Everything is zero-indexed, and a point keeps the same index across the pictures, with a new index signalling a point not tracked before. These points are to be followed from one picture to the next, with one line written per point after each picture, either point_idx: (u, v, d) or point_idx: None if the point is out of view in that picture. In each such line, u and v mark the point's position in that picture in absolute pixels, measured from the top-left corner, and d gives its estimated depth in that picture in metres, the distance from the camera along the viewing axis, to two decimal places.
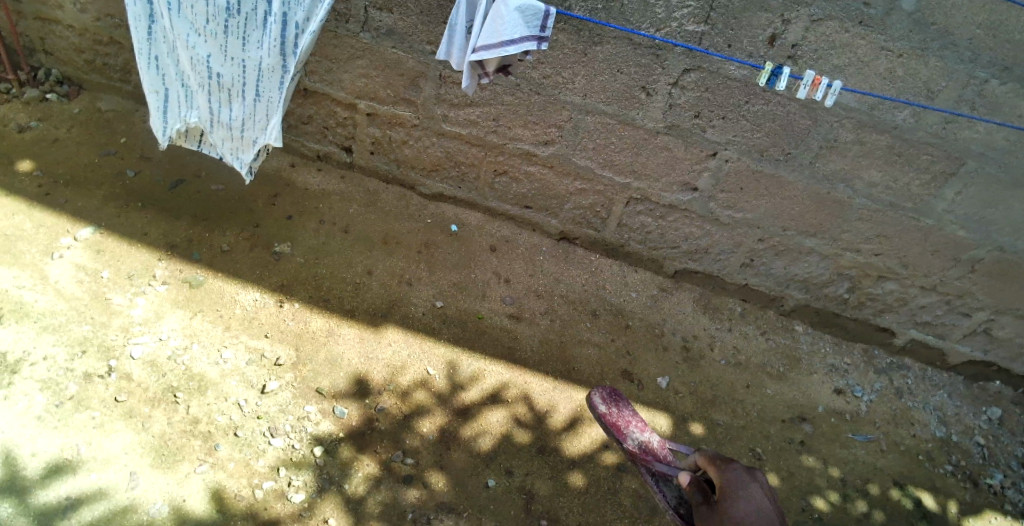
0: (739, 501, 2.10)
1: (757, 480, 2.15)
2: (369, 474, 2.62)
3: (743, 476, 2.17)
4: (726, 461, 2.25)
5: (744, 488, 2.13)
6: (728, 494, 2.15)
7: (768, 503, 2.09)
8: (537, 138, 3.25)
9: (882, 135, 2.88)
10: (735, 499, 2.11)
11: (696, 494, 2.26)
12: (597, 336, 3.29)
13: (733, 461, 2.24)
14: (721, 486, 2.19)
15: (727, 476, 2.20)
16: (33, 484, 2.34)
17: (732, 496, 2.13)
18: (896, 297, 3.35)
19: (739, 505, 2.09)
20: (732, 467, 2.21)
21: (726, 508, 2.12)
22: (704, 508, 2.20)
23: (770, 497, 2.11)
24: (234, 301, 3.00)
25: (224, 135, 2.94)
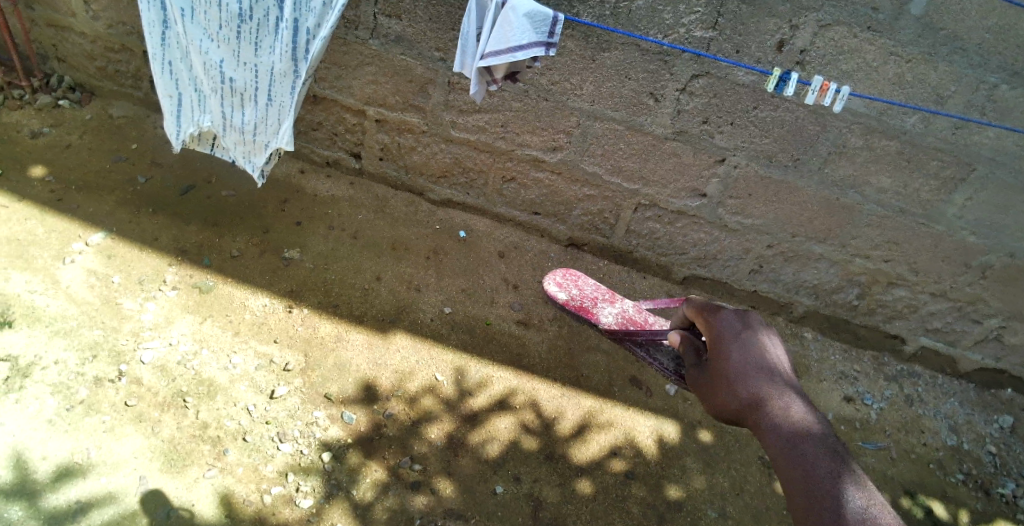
0: (738, 351, 1.98)
1: (756, 328, 2.04)
2: (377, 480, 2.62)
3: (738, 322, 2.05)
4: (715, 309, 2.12)
5: (739, 336, 2.01)
6: (720, 341, 2.02)
7: (768, 349, 2.00)
8: (545, 144, 3.26)
9: (891, 141, 2.87)
10: (732, 349, 1.99)
11: (688, 349, 2.14)
12: (605, 342, 3.29)
13: (723, 308, 2.11)
14: (711, 335, 2.06)
15: (720, 325, 2.06)
16: (44, 488, 2.36)
17: (730, 346, 2.00)
18: (906, 304, 3.33)
19: (739, 353, 1.98)
20: (724, 315, 2.08)
21: (719, 355, 2.00)
22: (693, 365, 2.07)
23: (768, 341, 2.02)
24: (243, 306, 3.01)
25: (236, 140, 2.96)
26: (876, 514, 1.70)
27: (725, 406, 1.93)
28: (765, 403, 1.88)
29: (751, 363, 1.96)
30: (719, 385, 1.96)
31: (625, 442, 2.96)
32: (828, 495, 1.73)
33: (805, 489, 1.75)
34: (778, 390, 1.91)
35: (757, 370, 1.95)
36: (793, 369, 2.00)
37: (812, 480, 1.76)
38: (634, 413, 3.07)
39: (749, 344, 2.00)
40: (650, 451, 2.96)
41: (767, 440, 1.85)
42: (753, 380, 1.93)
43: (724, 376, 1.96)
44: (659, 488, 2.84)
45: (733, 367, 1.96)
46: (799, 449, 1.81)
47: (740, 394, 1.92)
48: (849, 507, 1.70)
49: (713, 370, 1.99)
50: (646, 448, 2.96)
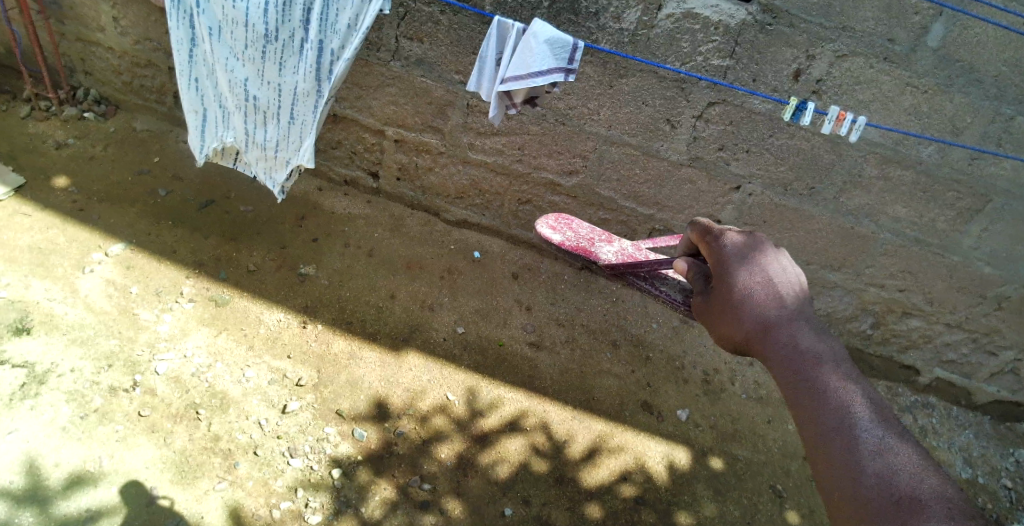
0: (743, 273, 1.78)
1: (764, 248, 1.84)
2: (386, 498, 2.62)
3: (743, 244, 1.84)
4: (719, 232, 1.89)
5: (743, 257, 1.82)
6: (728, 266, 1.81)
7: (777, 269, 1.80)
8: (561, 167, 3.30)
9: (907, 171, 2.88)
10: (738, 271, 1.79)
11: (695, 277, 1.92)
12: (617, 366, 3.28)
13: (727, 230, 1.89)
14: (721, 261, 1.83)
15: (724, 248, 1.85)
16: (56, 495, 2.36)
17: (733, 268, 1.80)
18: (921, 334, 3.32)
19: (744, 275, 1.78)
20: (728, 236, 1.87)
21: (729, 281, 1.79)
22: (699, 293, 1.87)
23: (777, 258, 1.82)
24: (258, 321, 3.03)
25: (259, 156, 3.02)
26: (891, 442, 1.57)
27: (727, 334, 1.76)
28: (770, 330, 1.71)
29: (757, 285, 1.77)
30: (722, 310, 1.78)
31: (636, 467, 2.94)
32: (840, 424, 1.59)
33: (814, 418, 1.62)
34: (786, 312, 1.73)
35: (764, 292, 1.76)
36: (806, 289, 1.80)
37: (823, 409, 1.62)
38: (645, 438, 3.05)
39: (755, 265, 1.80)
40: (660, 476, 2.93)
41: (774, 365, 1.70)
42: (759, 305, 1.74)
43: (726, 299, 1.77)
44: (669, 514, 2.82)
45: (736, 291, 1.77)
46: (809, 376, 1.65)
47: (744, 319, 1.74)
48: (861, 435, 1.58)
49: (715, 295, 1.81)
50: (657, 474, 2.94)
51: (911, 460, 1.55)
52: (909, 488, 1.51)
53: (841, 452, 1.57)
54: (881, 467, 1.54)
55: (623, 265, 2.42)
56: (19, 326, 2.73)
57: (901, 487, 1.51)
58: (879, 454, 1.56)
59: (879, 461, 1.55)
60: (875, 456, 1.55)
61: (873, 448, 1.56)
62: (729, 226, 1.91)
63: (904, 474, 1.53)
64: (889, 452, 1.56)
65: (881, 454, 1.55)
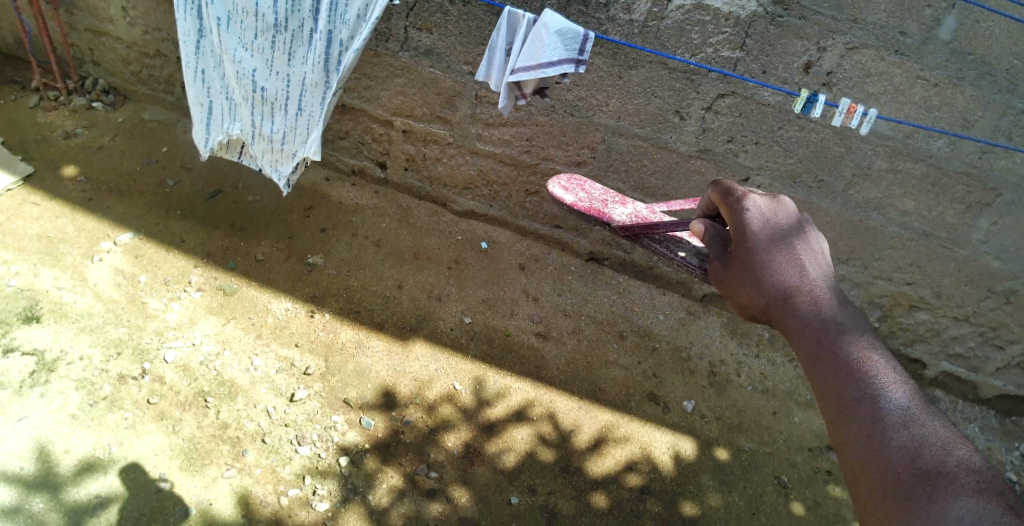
0: (765, 241, 1.75)
1: (786, 214, 1.81)
2: (394, 486, 2.63)
3: (766, 209, 1.81)
4: (741, 197, 1.86)
5: (765, 222, 1.78)
6: (749, 232, 1.78)
7: (799, 236, 1.76)
8: (570, 158, 3.31)
9: (917, 164, 2.88)
10: (759, 237, 1.76)
11: (713, 242, 1.87)
12: (623, 357, 3.30)
13: (750, 194, 1.86)
14: (741, 228, 1.79)
15: (745, 212, 1.81)
16: (66, 481, 2.36)
17: (754, 234, 1.77)
18: (928, 328, 3.32)
19: (764, 240, 1.75)
20: (750, 200, 1.83)
21: (749, 247, 1.75)
22: (717, 259, 1.83)
23: (800, 224, 1.79)
24: (266, 310, 3.04)
25: (265, 148, 3.02)
26: (916, 412, 1.51)
27: (747, 300, 1.72)
28: (791, 296, 1.67)
29: (778, 251, 1.73)
30: (740, 275, 1.74)
31: (641, 458, 2.95)
32: (862, 392, 1.54)
33: (835, 387, 1.57)
34: (808, 279, 1.69)
35: (785, 257, 1.72)
36: (828, 257, 1.77)
37: (844, 377, 1.56)
38: (651, 428, 3.07)
39: (776, 231, 1.77)
40: (666, 467, 2.95)
41: (793, 333, 1.65)
42: (779, 271, 1.70)
43: (745, 264, 1.74)
44: (675, 504, 2.83)
45: (756, 255, 1.73)
46: (830, 344, 1.60)
47: (764, 285, 1.70)
48: (885, 406, 1.52)
49: (736, 260, 1.77)
50: (663, 464, 2.95)
51: (938, 432, 1.49)
52: (935, 460, 1.45)
53: (864, 422, 1.52)
54: (907, 438, 1.48)
55: (638, 226, 2.43)
56: (28, 315, 2.73)
57: (927, 459, 1.45)
58: (904, 426, 1.50)
59: (903, 432, 1.49)
60: (899, 428, 1.49)
61: (897, 419, 1.50)
62: (751, 193, 1.88)
63: (930, 445, 1.47)
64: (914, 423, 1.50)
65: (905, 425, 1.49)
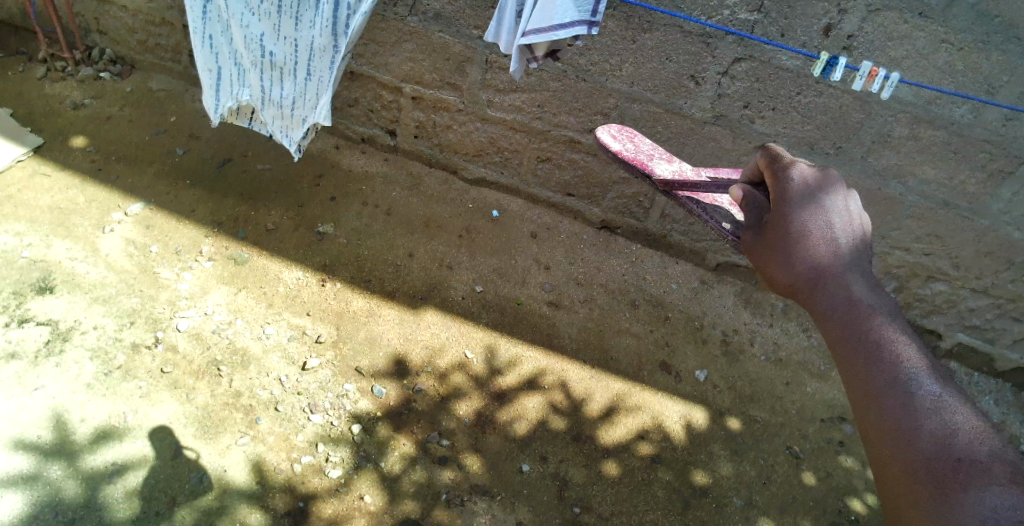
0: (802, 216, 1.55)
1: (833, 186, 1.59)
2: (406, 453, 2.66)
3: (811, 181, 1.60)
4: (785, 164, 1.65)
5: (807, 194, 1.58)
6: (786, 203, 1.58)
7: (842, 213, 1.55)
8: (582, 125, 3.26)
9: (939, 131, 2.78)
10: (795, 211, 1.56)
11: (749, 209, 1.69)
12: (636, 326, 3.28)
13: (797, 163, 1.64)
14: (779, 199, 1.60)
15: (787, 181, 1.61)
16: (83, 449, 2.38)
17: (791, 207, 1.57)
18: (944, 299, 3.26)
19: (802, 213, 1.55)
20: (796, 169, 1.62)
21: (783, 220, 1.56)
22: (749, 230, 1.64)
23: (845, 199, 1.58)
24: (277, 279, 3.04)
25: (276, 113, 3.00)
26: (947, 400, 1.38)
27: (777, 276, 1.54)
28: (823, 279, 1.49)
29: (815, 226, 1.53)
30: (772, 248, 1.55)
31: (653, 426, 2.96)
32: (890, 378, 1.40)
33: (862, 373, 1.42)
34: (845, 260, 1.50)
35: (820, 236, 1.52)
36: (870, 238, 1.55)
37: (872, 362, 1.41)
38: (662, 397, 3.06)
39: (817, 204, 1.56)
40: (678, 436, 2.95)
41: (822, 315, 1.48)
42: (815, 248, 1.51)
43: (779, 238, 1.55)
44: (686, 473, 2.84)
45: (791, 229, 1.54)
46: (859, 328, 1.44)
47: (797, 259, 1.51)
48: (915, 392, 1.38)
49: (767, 234, 1.58)
50: (674, 433, 2.96)
51: (969, 421, 1.36)
52: (966, 448, 1.32)
53: (892, 410, 1.38)
54: (938, 425, 1.35)
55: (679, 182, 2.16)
56: (42, 285, 2.75)
57: (958, 449, 1.32)
58: (932, 414, 1.36)
59: (934, 419, 1.36)
60: (930, 416, 1.36)
61: (928, 406, 1.37)
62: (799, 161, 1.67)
63: (961, 434, 1.34)
64: (945, 411, 1.36)
65: (936, 413, 1.36)
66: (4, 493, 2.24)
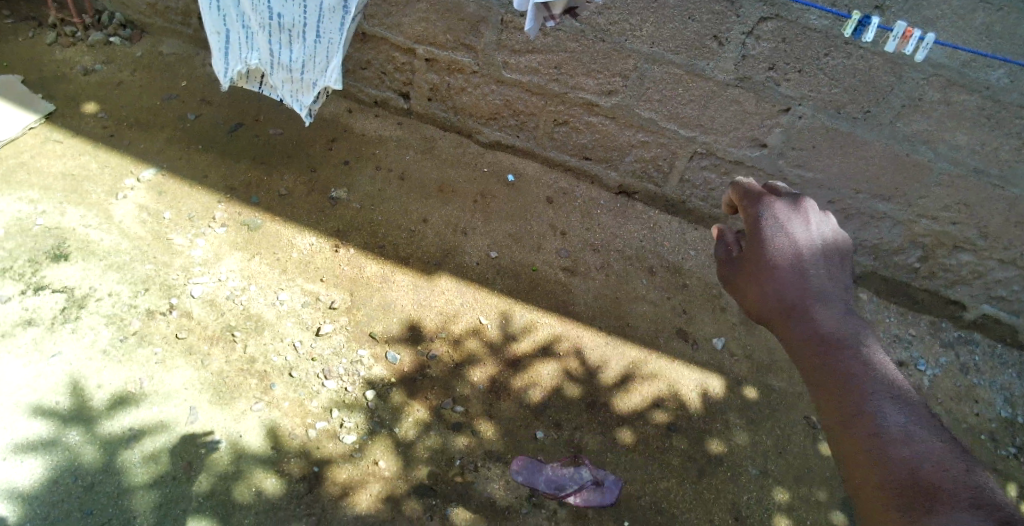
0: (775, 252, 1.78)
1: (805, 224, 1.80)
2: (420, 419, 2.67)
3: (782, 217, 1.81)
4: (758, 197, 1.87)
5: (780, 229, 1.79)
6: (758, 239, 1.80)
7: (813, 244, 1.78)
8: (600, 87, 3.16)
9: (972, 96, 2.66)
10: (768, 248, 1.78)
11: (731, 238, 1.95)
12: (652, 293, 3.24)
13: (769, 197, 1.85)
14: (750, 232, 1.83)
15: (759, 216, 1.83)
16: (100, 415, 2.42)
17: (763, 242, 1.79)
18: (971, 270, 3.15)
19: (775, 247, 1.78)
20: (768, 206, 1.83)
21: (756, 255, 1.80)
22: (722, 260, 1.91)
23: (818, 232, 1.80)
24: (291, 245, 3.03)
25: (284, 77, 2.96)
26: (914, 429, 1.60)
27: (752, 304, 1.80)
28: (795, 311, 1.74)
29: (787, 260, 1.77)
30: (741, 276, 1.82)
31: (668, 394, 2.94)
32: (861, 408, 1.64)
33: (836, 403, 1.67)
34: (815, 290, 1.74)
35: (793, 273, 1.76)
36: (840, 272, 1.77)
37: (845, 393, 1.66)
38: (679, 365, 3.03)
39: (788, 237, 1.78)
40: (693, 404, 2.93)
41: (797, 345, 1.74)
42: (789, 282, 1.76)
43: (750, 271, 1.80)
44: (701, 442, 2.83)
45: (763, 264, 1.78)
46: (831, 360, 1.69)
47: (766, 292, 1.77)
48: (882, 421, 1.62)
49: (743, 267, 1.82)
50: (690, 401, 2.94)
51: (935, 447, 1.57)
52: (932, 473, 1.52)
53: (863, 437, 1.62)
54: (903, 452, 1.57)
55: None
56: (56, 253, 2.77)
57: (923, 472, 1.53)
58: (899, 440, 1.59)
59: (898, 445, 1.58)
60: (897, 442, 1.59)
61: (895, 434, 1.60)
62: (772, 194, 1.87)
63: (926, 460, 1.55)
64: (911, 438, 1.59)
65: (902, 440, 1.58)
66: (25, 458, 2.30)
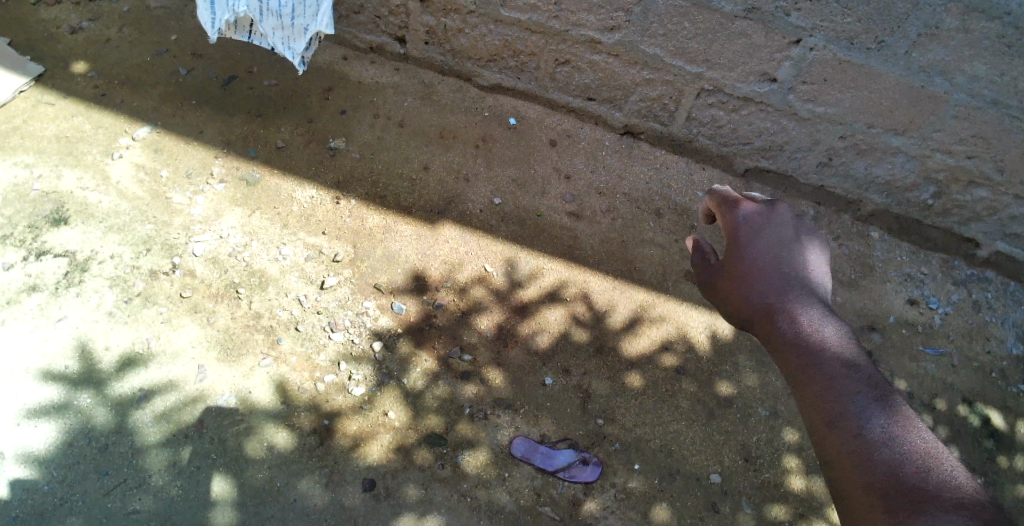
0: (753, 254, 1.79)
1: (782, 228, 1.82)
2: (428, 369, 2.69)
3: (760, 221, 1.83)
4: (736, 204, 1.89)
5: (759, 232, 1.82)
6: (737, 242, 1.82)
7: (792, 245, 1.80)
8: (603, 24, 3.04)
9: (992, 22, 2.52)
10: (747, 250, 1.79)
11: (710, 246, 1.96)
12: (659, 236, 3.19)
13: (747, 203, 1.88)
14: (730, 237, 1.84)
15: (738, 220, 1.85)
16: (110, 376, 2.48)
17: (742, 246, 1.81)
18: (986, 206, 3.06)
19: (754, 248, 1.80)
20: (746, 211, 1.86)
21: (735, 257, 1.80)
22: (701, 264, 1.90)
23: (795, 234, 1.82)
24: (291, 199, 3.01)
25: (275, 24, 2.89)
26: (896, 430, 1.51)
27: (732, 308, 1.77)
28: (773, 312, 1.70)
29: (767, 263, 1.77)
30: (721, 279, 1.81)
31: (677, 337, 2.93)
32: (843, 409, 1.55)
33: (817, 405, 1.58)
34: (795, 290, 1.73)
35: (771, 274, 1.75)
36: (818, 275, 1.77)
37: (825, 393, 1.58)
38: (687, 308, 3.01)
39: (767, 239, 1.80)
40: (702, 346, 2.92)
41: (777, 346, 1.68)
42: (769, 283, 1.75)
43: (728, 272, 1.80)
44: (710, 384, 2.82)
45: (741, 266, 1.78)
46: (813, 359, 1.62)
47: (744, 293, 1.75)
48: (863, 423, 1.53)
49: (721, 270, 1.82)
50: (699, 343, 2.92)
51: (919, 450, 1.48)
52: (915, 474, 1.44)
53: (846, 440, 1.52)
54: (888, 454, 1.48)
55: None
56: (56, 217, 2.78)
57: (908, 475, 1.44)
58: (883, 441, 1.50)
59: (883, 447, 1.49)
60: (880, 443, 1.49)
61: (878, 436, 1.50)
62: (750, 200, 1.90)
63: (910, 463, 1.46)
64: (896, 439, 1.50)
65: (885, 441, 1.49)
66: (40, 423, 2.37)
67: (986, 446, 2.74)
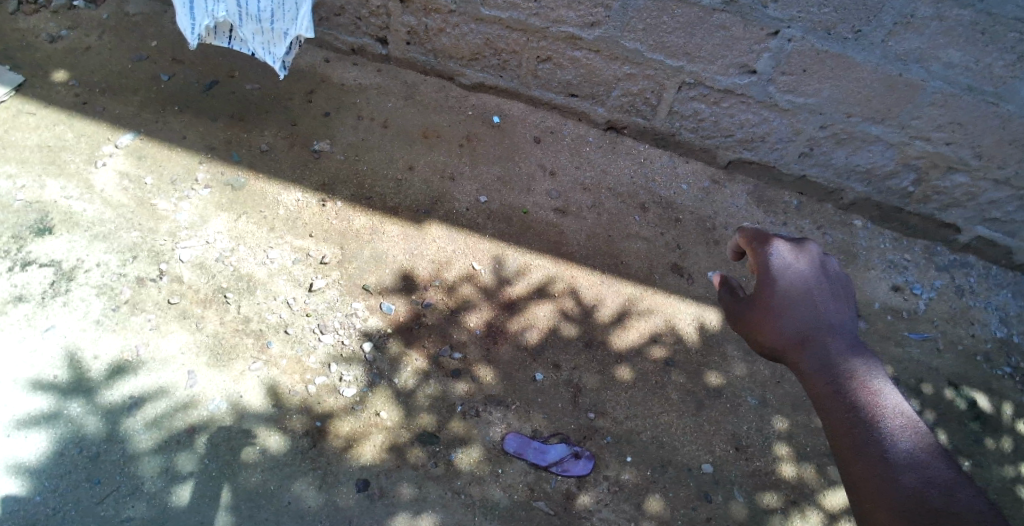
0: (785, 292, 1.79)
1: (812, 266, 1.83)
2: (418, 368, 2.70)
3: (792, 258, 1.83)
4: (765, 238, 1.88)
5: (789, 267, 1.82)
6: (769, 279, 1.82)
7: (821, 280, 1.81)
8: (583, 20, 3.05)
9: (966, 10, 2.56)
10: (780, 288, 1.80)
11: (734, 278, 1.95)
12: (645, 229, 3.21)
13: (777, 239, 1.86)
14: (760, 272, 1.84)
15: (769, 258, 1.84)
16: (99, 385, 2.48)
17: (775, 285, 1.80)
18: (965, 191, 3.10)
19: (784, 282, 1.80)
20: (776, 247, 1.84)
21: (767, 293, 1.81)
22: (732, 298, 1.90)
23: (824, 271, 1.83)
24: (276, 202, 3.01)
25: (254, 30, 2.90)
26: (922, 455, 1.54)
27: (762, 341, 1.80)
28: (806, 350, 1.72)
29: (797, 298, 1.79)
30: (749, 312, 1.83)
31: (665, 329, 2.95)
32: (871, 435, 1.58)
33: (846, 429, 1.61)
34: (822, 324, 1.75)
35: (804, 312, 1.77)
36: (851, 310, 1.78)
37: (857, 424, 1.61)
38: (674, 300, 3.03)
39: (795, 273, 1.81)
40: (690, 338, 2.94)
41: (807, 376, 1.72)
42: (795, 315, 1.77)
43: (759, 309, 1.81)
44: (699, 375, 2.85)
45: (773, 304, 1.80)
46: (845, 387, 1.65)
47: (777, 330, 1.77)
48: (891, 449, 1.56)
49: (752, 307, 1.83)
50: (686, 335, 2.95)
51: (944, 476, 1.51)
52: (941, 498, 1.47)
53: (873, 465, 1.55)
54: (913, 477, 1.51)
55: None
56: (40, 227, 2.77)
57: (931, 499, 1.48)
58: (908, 467, 1.53)
59: (909, 472, 1.52)
60: (906, 468, 1.53)
61: (905, 460, 1.54)
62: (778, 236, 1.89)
63: (935, 488, 1.49)
64: (921, 465, 1.53)
65: (910, 467, 1.53)
66: (29, 433, 2.36)
67: (972, 428, 2.78)
